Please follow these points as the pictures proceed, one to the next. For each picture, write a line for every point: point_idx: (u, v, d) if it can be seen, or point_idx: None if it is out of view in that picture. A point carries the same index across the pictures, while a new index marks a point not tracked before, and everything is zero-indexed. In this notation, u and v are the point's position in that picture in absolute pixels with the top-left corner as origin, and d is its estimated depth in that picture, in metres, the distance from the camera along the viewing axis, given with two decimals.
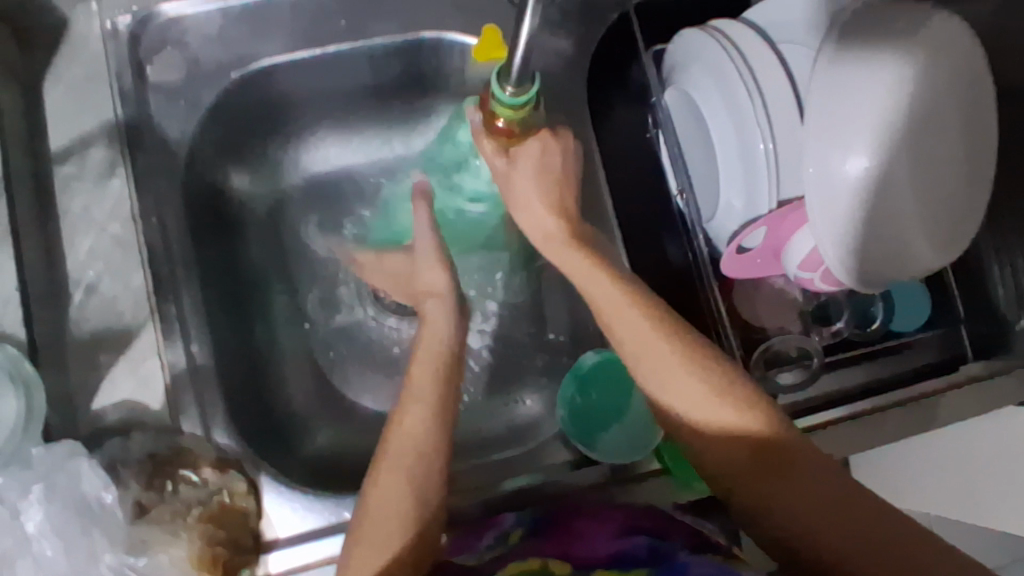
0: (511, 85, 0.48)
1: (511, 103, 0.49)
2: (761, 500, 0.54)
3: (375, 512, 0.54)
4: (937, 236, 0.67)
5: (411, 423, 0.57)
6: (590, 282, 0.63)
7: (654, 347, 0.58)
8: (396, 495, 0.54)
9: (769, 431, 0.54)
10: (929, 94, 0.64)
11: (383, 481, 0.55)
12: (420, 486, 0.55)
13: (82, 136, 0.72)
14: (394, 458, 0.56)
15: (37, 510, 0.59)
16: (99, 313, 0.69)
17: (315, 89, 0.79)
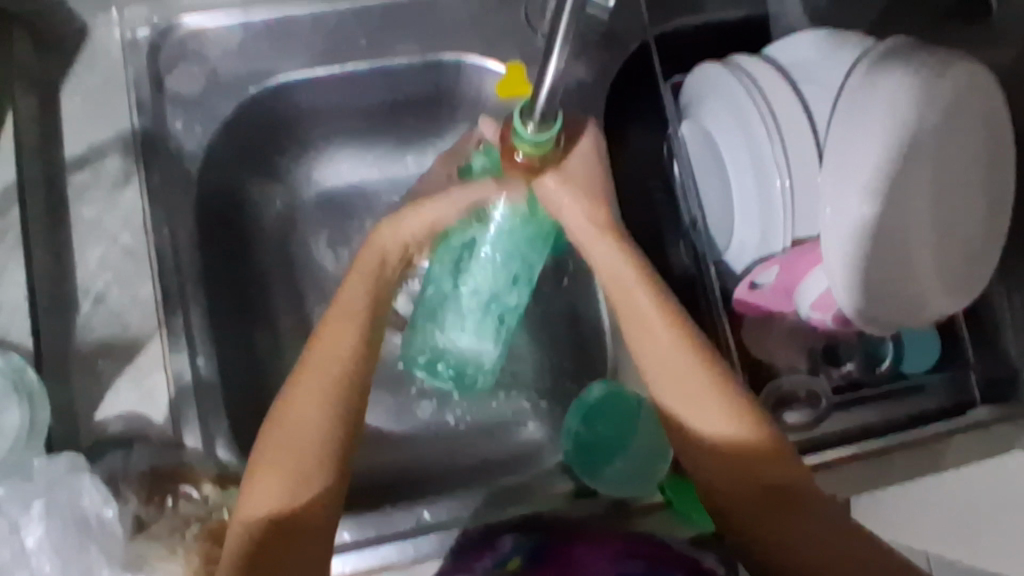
0: (534, 120, 0.48)
1: (534, 140, 0.49)
2: (761, 528, 0.55)
3: (278, 466, 0.52)
4: (948, 280, 0.67)
5: (319, 368, 0.56)
6: (627, 297, 0.60)
7: (686, 368, 0.57)
8: (312, 446, 0.53)
9: (785, 467, 0.55)
10: (942, 141, 0.65)
11: (279, 437, 0.53)
12: (335, 447, 0.54)
13: (97, 144, 0.71)
14: (306, 401, 0.54)
15: (38, 526, 0.58)
16: (106, 323, 0.68)
17: (332, 104, 0.79)
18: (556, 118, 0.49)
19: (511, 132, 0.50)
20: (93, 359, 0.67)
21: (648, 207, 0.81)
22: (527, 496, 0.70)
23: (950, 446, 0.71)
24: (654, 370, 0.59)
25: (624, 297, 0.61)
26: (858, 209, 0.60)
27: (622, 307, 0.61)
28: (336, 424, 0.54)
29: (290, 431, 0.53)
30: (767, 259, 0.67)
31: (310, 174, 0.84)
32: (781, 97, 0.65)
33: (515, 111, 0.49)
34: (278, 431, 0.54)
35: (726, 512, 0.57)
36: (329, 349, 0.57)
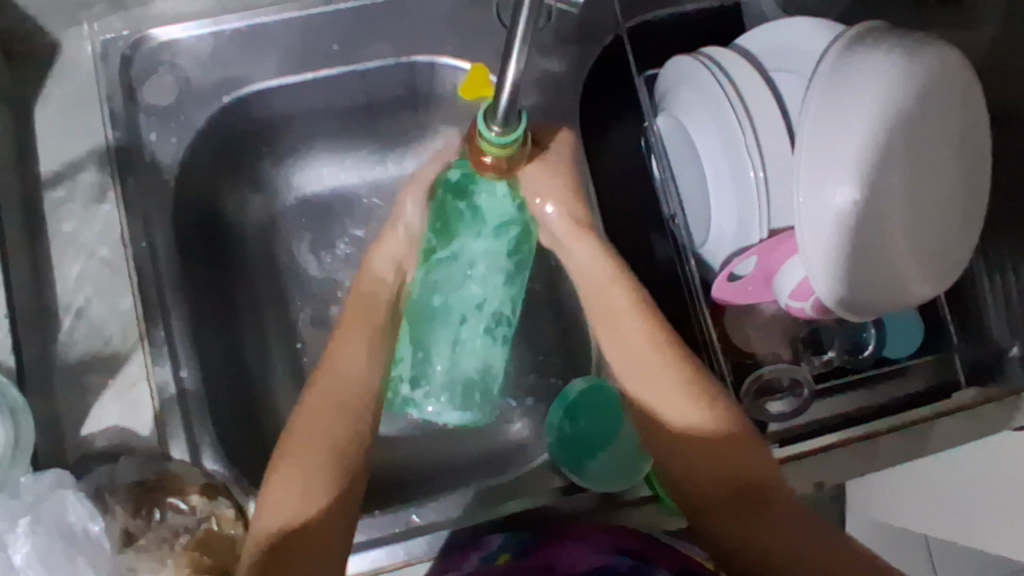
0: (497, 123, 0.48)
1: (499, 143, 0.49)
2: (734, 528, 0.57)
3: (281, 486, 0.54)
4: (929, 265, 0.67)
5: (328, 386, 0.59)
6: (607, 295, 0.65)
7: (659, 369, 0.61)
8: (320, 455, 0.55)
9: (753, 463, 0.58)
10: (915, 123, 0.64)
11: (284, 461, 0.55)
12: (341, 449, 0.56)
13: (73, 160, 0.72)
14: (313, 417, 0.57)
15: (24, 543, 0.58)
16: (88, 338, 0.69)
17: (308, 110, 0.79)
18: (520, 119, 0.49)
19: (476, 135, 0.50)
20: (77, 374, 0.68)
21: (628, 200, 0.80)
22: (513, 492, 0.71)
23: (934, 429, 0.71)
24: (630, 372, 0.62)
25: (602, 302, 0.65)
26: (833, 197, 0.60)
27: (602, 316, 0.65)
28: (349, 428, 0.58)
29: (297, 441, 0.56)
30: (746, 249, 0.66)
31: (289, 180, 0.84)
32: (754, 88, 0.65)
33: (478, 113, 0.49)
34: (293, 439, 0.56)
35: (700, 513, 0.59)
36: (332, 374, 0.60)
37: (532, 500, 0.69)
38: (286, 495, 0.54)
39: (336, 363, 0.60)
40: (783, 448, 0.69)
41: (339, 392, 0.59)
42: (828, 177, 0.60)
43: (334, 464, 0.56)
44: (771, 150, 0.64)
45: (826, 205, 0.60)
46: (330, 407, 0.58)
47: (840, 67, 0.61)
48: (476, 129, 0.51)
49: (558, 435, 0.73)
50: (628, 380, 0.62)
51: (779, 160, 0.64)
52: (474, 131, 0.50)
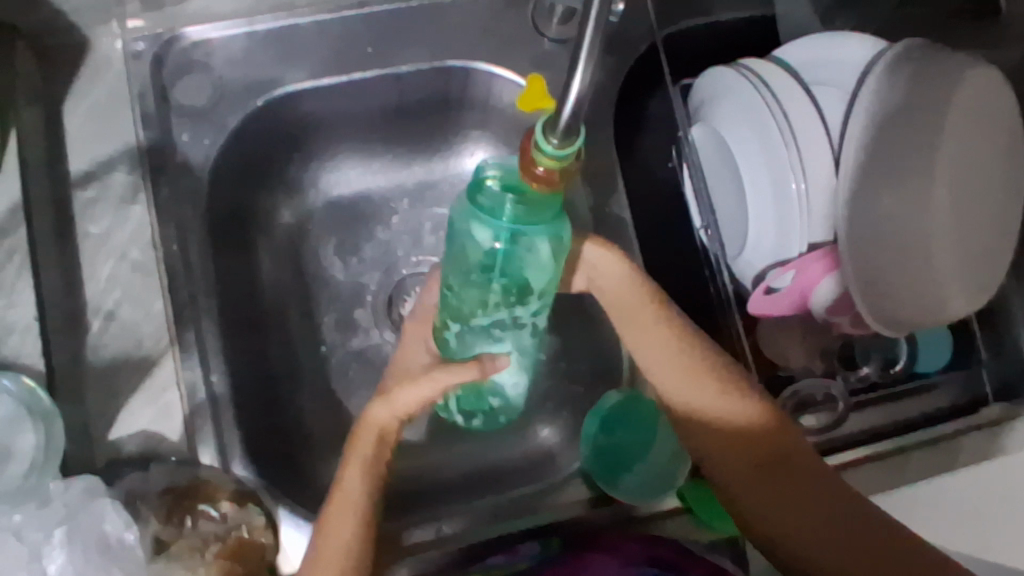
0: (556, 135, 0.47)
1: (555, 156, 0.48)
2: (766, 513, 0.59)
3: (322, 558, 0.55)
4: (970, 282, 0.66)
5: (355, 455, 0.59)
6: (624, 316, 0.64)
7: (677, 365, 0.62)
8: (343, 544, 0.55)
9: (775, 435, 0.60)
10: (951, 142, 0.64)
11: (327, 531, 0.56)
12: (363, 532, 0.56)
13: (104, 160, 0.71)
14: (342, 498, 0.57)
15: (60, 552, 0.59)
16: (118, 340, 0.67)
17: (338, 115, 0.78)
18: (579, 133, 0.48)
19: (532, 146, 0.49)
20: (106, 378, 0.66)
21: (659, 210, 0.80)
22: (536, 504, 0.70)
23: (963, 444, 0.71)
24: (656, 366, 0.62)
25: (627, 313, 0.64)
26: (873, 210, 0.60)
27: (626, 326, 0.65)
28: (360, 515, 0.57)
29: (328, 530, 0.56)
30: (784, 263, 0.67)
31: (317, 182, 0.83)
32: (795, 100, 0.65)
33: (538, 124, 0.49)
34: (327, 524, 0.56)
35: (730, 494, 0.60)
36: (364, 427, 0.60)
37: (551, 514, 0.69)
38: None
39: (359, 437, 0.59)
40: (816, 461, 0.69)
41: (367, 450, 0.59)
42: (863, 197, 0.62)
43: (351, 557, 0.55)
44: (813, 162, 0.64)
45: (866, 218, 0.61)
46: (352, 496, 0.57)
47: (884, 86, 0.62)
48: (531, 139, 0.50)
49: (592, 447, 0.72)
50: (651, 371, 0.63)
51: (821, 173, 0.64)
52: (530, 142, 0.50)
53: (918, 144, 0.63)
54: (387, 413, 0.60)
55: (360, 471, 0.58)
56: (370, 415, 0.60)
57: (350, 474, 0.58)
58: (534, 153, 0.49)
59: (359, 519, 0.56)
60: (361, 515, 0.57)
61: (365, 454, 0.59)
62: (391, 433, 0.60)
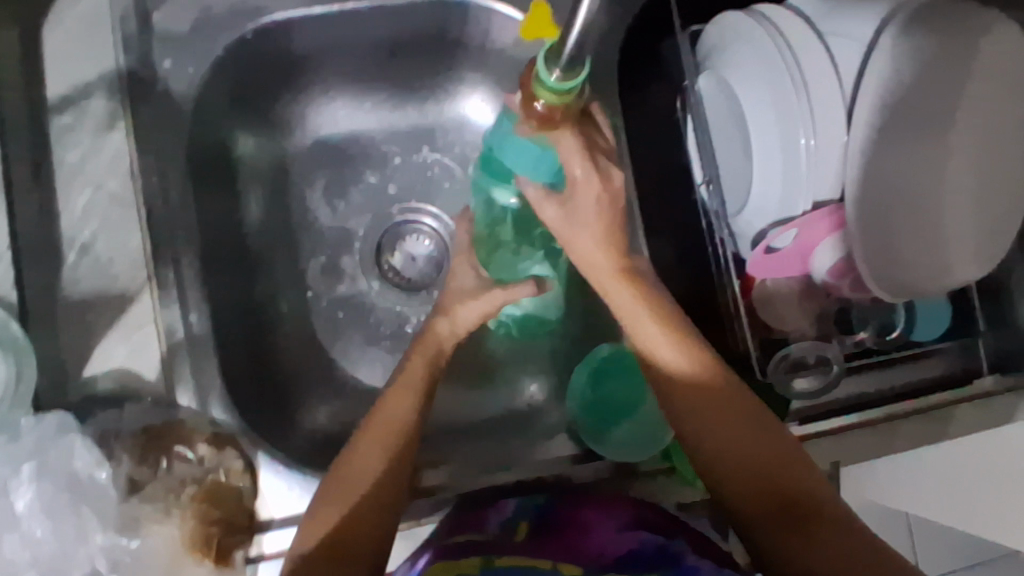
0: (560, 68, 0.46)
1: (557, 88, 0.47)
2: (764, 521, 0.54)
3: (348, 470, 0.54)
4: (975, 249, 0.64)
5: (397, 401, 0.57)
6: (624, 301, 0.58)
7: (676, 345, 0.56)
8: (363, 477, 0.54)
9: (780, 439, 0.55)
10: (969, 101, 0.62)
11: (363, 447, 0.55)
12: (389, 466, 0.55)
13: (82, 84, 0.67)
14: (381, 428, 0.56)
15: (27, 488, 0.58)
16: (93, 275, 0.65)
17: (329, 48, 0.74)
18: (583, 66, 0.47)
19: (534, 78, 0.48)
20: (80, 312, 0.64)
21: (659, 163, 0.78)
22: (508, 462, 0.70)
23: (949, 416, 0.70)
24: (648, 333, 0.57)
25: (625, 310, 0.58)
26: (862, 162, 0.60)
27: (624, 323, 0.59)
28: (393, 449, 0.55)
29: (348, 460, 0.55)
30: (785, 223, 0.64)
31: (305, 119, 0.79)
32: (810, 49, 0.61)
33: (539, 54, 0.47)
34: (368, 429, 0.56)
35: (727, 497, 0.56)
36: (428, 343, 0.62)
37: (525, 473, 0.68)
38: (335, 503, 0.53)
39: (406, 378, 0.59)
40: (805, 428, 0.69)
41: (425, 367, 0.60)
42: (872, 156, 0.60)
43: (371, 487, 0.54)
44: (826, 118, 0.60)
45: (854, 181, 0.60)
46: (384, 437, 0.56)
47: (903, 36, 0.59)
48: (533, 72, 0.49)
49: (582, 403, 0.71)
50: (659, 350, 0.57)
51: (834, 130, 0.60)
52: (533, 74, 0.49)
53: (930, 102, 0.61)
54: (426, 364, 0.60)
55: (409, 399, 0.58)
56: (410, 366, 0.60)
57: (403, 400, 0.58)
58: (537, 86, 0.49)
59: (388, 451, 0.55)
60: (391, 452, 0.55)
61: (405, 401, 0.57)
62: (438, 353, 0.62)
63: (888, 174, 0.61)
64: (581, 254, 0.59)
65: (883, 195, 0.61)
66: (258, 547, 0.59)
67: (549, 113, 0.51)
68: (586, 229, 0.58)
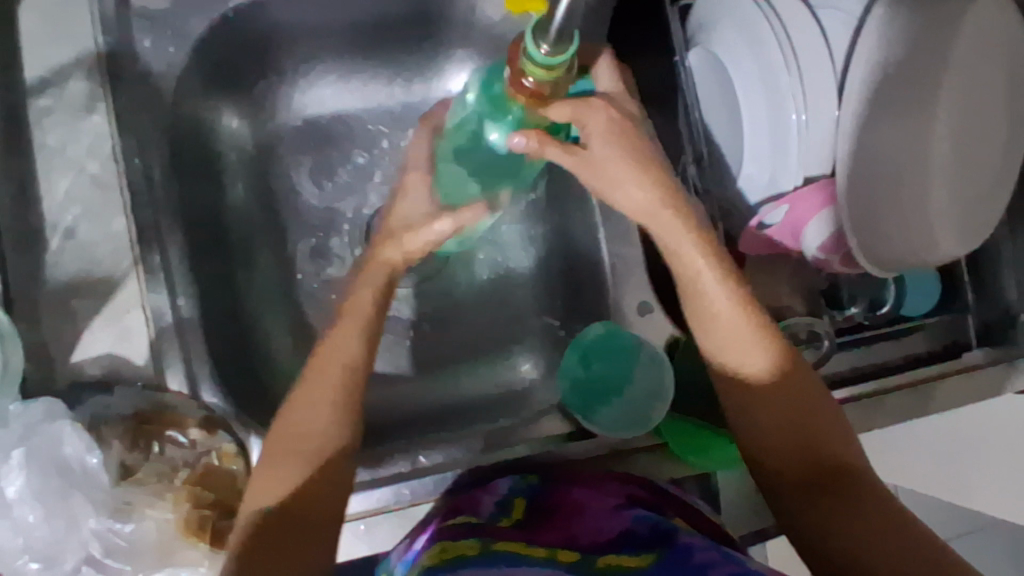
0: (547, 43, 0.45)
1: (545, 63, 0.46)
2: (814, 506, 0.53)
3: (298, 424, 0.52)
4: (962, 223, 0.64)
5: (340, 341, 0.53)
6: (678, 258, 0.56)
7: (754, 339, 0.55)
8: (311, 436, 0.51)
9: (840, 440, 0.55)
10: (958, 70, 0.61)
11: (309, 400, 0.52)
12: (339, 422, 0.52)
13: (58, 67, 0.64)
14: (323, 375, 0.52)
15: (17, 475, 0.56)
16: (77, 260, 0.63)
17: (312, 26, 0.73)
18: (571, 40, 0.46)
19: (522, 55, 0.47)
20: (65, 298, 0.63)
21: None
22: (502, 439, 0.69)
23: (937, 388, 0.69)
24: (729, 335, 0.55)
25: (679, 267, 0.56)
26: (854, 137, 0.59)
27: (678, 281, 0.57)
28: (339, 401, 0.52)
29: (293, 413, 0.52)
30: (777, 198, 0.65)
31: (288, 99, 0.78)
32: (800, 22, 0.61)
33: (527, 29, 0.47)
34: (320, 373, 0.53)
35: (758, 458, 0.56)
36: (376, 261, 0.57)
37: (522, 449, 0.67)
38: (285, 464, 0.50)
39: (353, 317, 0.54)
40: None
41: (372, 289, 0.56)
42: (865, 129, 0.59)
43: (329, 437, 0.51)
44: (818, 92, 0.60)
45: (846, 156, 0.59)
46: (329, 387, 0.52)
47: (897, 7, 0.58)
48: (521, 48, 0.49)
49: (573, 383, 0.71)
50: (725, 344, 0.56)
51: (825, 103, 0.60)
52: (520, 50, 0.48)
53: (920, 75, 0.60)
54: (372, 305, 0.55)
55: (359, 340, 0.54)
56: (350, 306, 0.55)
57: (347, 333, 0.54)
58: (525, 61, 0.48)
59: (339, 402, 0.52)
60: (340, 404, 0.52)
61: (349, 343, 0.53)
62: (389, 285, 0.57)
63: (879, 149, 0.61)
64: (631, 206, 0.56)
65: (873, 170, 0.61)
66: None
67: (538, 90, 0.50)
68: (622, 180, 0.55)
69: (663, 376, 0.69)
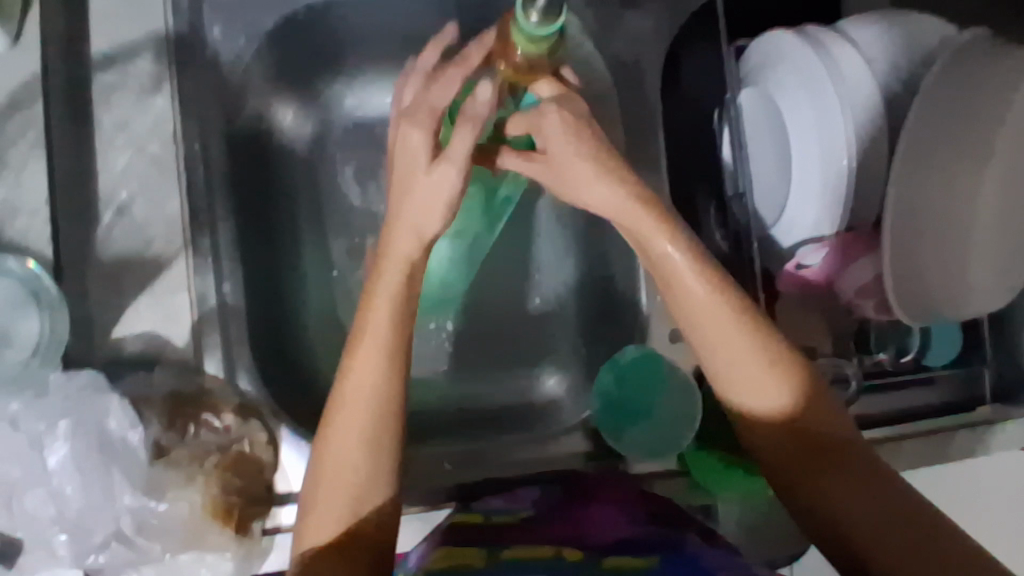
0: (536, 12, 0.46)
1: (533, 33, 0.47)
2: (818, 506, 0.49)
3: (331, 462, 0.45)
4: (1001, 283, 0.66)
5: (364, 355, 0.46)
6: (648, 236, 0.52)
7: (750, 359, 0.49)
8: (350, 475, 0.45)
9: (830, 418, 0.50)
10: (1012, 132, 0.63)
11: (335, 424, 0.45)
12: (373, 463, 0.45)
13: (127, 45, 0.65)
14: (351, 410, 0.45)
15: (61, 445, 0.57)
16: (129, 238, 0.64)
17: (375, 31, 0.74)
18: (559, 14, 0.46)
19: (513, 23, 0.48)
20: (112, 274, 0.63)
21: (694, 171, 0.78)
22: (521, 453, 0.71)
23: (949, 442, 0.73)
24: (688, 316, 0.51)
25: (662, 269, 0.52)
26: (897, 189, 0.62)
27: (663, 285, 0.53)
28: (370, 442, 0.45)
29: (332, 445, 0.45)
30: (818, 241, 0.67)
31: (342, 99, 0.78)
32: (856, 73, 0.64)
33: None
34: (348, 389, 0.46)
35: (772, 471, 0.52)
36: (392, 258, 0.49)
37: (539, 465, 0.70)
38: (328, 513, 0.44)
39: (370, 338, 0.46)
40: None
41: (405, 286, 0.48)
42: (909, 184, 0.62)
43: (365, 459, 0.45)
44: (865, 142, 0.64)
45: (894, 203, 0.62)
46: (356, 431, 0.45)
47: (949, 73, 0.61)
48: (511, 19, 0.49)
49: (604, 400, 0.72)
50: (710, 352, 0.51)
51: (870, 155, 0.64)
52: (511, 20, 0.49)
53: (967, 136, 0.62)
54: (393, 322, 0.47)
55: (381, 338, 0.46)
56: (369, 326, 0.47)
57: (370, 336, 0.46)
58: (515, 31, 0.48)
59: (375, 433, 0.45)
60: (364, 444, 0.45)
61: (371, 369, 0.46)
62: (408, 296, 0.48)
63: (921, 203, 0.63)
64: (601, 203, 0.53)
65: (911, 222, 0.63)
66: (274, 519, 0.60)
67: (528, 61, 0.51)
68: (580, 166, 0.52)
69: (694, 402, 0.70)
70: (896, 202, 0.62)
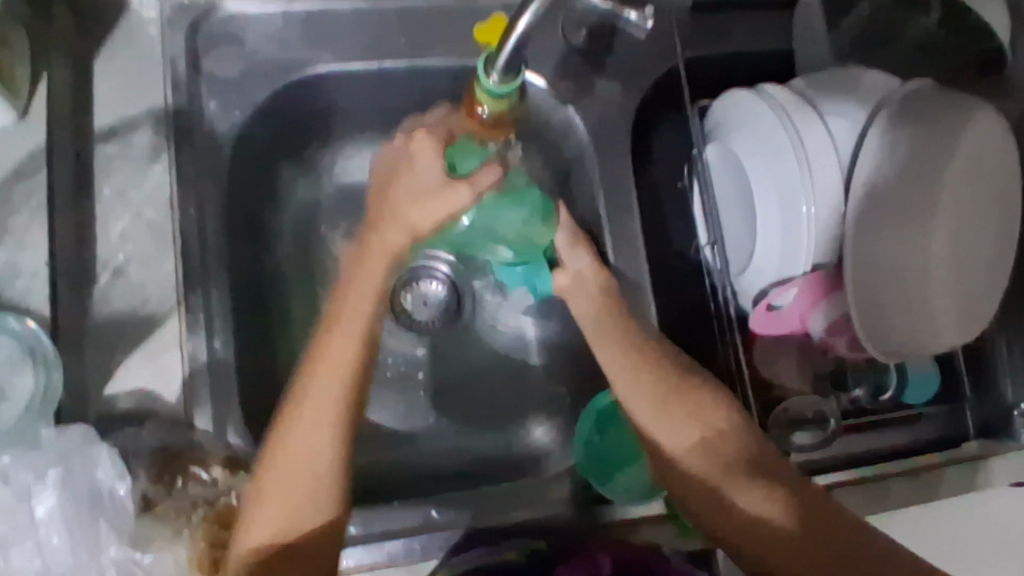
0: (497, 71, 0.51)
1: (495, 90, 0.52)
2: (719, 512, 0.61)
3: (295, 457, 0.56)
4: (960, 317, 0.68)
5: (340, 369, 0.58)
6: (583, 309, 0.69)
7: (659, 404, 0.64)
8: (304, 469, 0.56)
9: (728, 443, 0.62)
10: (957, 172, 0.67)
11: (307, 425, 0.57)
12: (338, 461, 0.57)
13: (129, 119, 0.71)
14: (318, 417, 0.57)
15: (50, 494, 0.58)
16: (124, 298, 0.67)
17: (362, 104, 0.79)
18: (517, 72, 0.52)
19: (478, 85, 0.53)
20: (107, 333, 0.66)
21: (667, 225, 0.82)
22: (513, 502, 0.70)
23: (940, 481, 0.72)
24: (619, 384, 0.65)
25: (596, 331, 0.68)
26: (852, 229, 0.65)
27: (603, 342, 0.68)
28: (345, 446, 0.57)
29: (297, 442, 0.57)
30: (786, 282, 0.69)
31: (333, 166, 0.83)
32: (811, 123, 0.67)
33: (480, 63, 0.53)
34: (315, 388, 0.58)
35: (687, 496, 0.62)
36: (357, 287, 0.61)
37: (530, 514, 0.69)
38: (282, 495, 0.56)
39: (334, 361, 0.59)
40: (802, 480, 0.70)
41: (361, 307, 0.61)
42: (866, 224, 0.65)
43: (334, 454, 0.57)
44: (823, 187, 0.66)
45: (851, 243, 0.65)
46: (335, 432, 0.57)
47: (895, 120, 0.65)
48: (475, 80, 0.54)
49: (586, 445, 0.73)
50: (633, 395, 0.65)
51: (831, 198, 0.66)
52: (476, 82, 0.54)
53: (923, 176, 0.65)
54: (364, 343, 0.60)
55: (357, 350, 0.59)
56: (330, 355, 0.59)
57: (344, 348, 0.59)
58: (479, 91, 0.54)
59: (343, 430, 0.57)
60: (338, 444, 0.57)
61: (348, 361, 0.59)
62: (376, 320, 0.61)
63: (881, 240, 0.65)
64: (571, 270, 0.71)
65: (872, 259, 0.65)
66: None
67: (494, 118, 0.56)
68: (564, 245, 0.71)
69: None
70: (855, 241, 0.65)
